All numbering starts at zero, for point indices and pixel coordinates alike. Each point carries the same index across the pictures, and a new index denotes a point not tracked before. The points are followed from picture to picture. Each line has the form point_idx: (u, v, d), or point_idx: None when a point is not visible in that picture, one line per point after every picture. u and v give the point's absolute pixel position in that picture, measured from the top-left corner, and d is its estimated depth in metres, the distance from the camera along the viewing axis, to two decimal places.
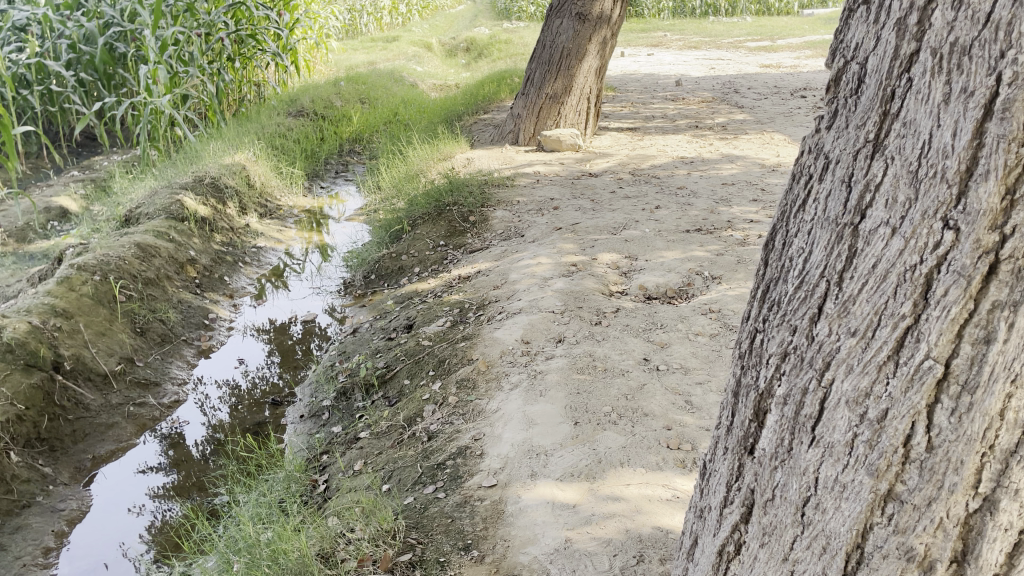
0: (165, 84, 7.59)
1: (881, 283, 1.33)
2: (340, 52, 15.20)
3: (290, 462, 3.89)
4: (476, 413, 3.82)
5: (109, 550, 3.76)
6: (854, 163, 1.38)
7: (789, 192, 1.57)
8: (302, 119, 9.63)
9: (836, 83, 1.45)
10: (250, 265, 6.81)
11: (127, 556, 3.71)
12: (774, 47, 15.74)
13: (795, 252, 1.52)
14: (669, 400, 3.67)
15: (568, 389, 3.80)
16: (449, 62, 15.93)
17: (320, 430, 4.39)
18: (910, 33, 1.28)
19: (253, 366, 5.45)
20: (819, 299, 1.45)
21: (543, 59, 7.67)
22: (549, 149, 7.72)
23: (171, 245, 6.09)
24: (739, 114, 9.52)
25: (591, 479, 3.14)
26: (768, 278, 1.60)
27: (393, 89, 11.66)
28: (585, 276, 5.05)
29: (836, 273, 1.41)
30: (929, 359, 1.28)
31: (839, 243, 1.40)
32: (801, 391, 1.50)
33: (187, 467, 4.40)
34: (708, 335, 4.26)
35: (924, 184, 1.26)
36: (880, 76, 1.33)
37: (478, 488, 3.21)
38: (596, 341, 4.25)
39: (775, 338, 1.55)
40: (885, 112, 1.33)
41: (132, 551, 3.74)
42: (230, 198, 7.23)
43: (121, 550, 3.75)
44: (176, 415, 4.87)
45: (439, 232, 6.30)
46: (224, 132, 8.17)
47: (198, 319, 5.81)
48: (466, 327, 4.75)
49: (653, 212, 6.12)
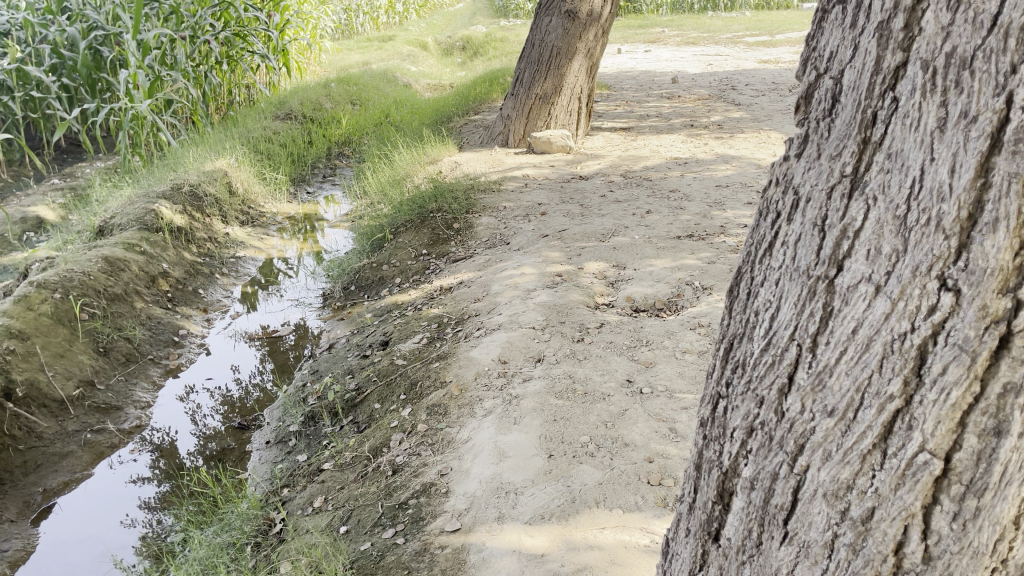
0: (147, 88, 7.18)
1: (863, 353, 1.06)
2: (334, 52, 14.88)
3: (246, 498, 3.64)
4: (445, 444, 3.55)
5: (104, 565, 3.65)
6: (828, 203, 1.10)
7: (755, 230, 1.30)
8: (290, 122, 9.22)
9: (807, 100, 1.17)
10: (227, 276, 6.47)
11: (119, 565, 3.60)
12: (773, 42, 15.44)
13: (761, 305, 1.24)
14: (652, 427, 3.40)
15: (545, 416, 3.54)
16: (444, 61, 15.59)
17: (284, 459, 4.12)
18: (895, 41, 1.01)
19: (244, 374, 5.23)
20: (788, 367, 1.18)
21: (532, 59, 7.38)
22: (539, 151, 7.43)
23: (142, 258, 5.78)
24: (736, 111, 9.24)
25: (563, 522, 2.88)
26: (731, 333, 1.33)
27: (385, 89, 11.36)
28: (571, 287, 4.78)
29: (809, 337, 1.14)
30: (923, 451, 1.02)
31: (812, 300, 1.13)
32: (770, 477, 1.23)
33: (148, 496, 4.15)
34: (697, 352, 3.98)
35: (915, 235, 0.99)
36: (859, 95, 1.06)
37: (440, 534, 2.95)
38: (577, 360, 3.98)
39: (740, 409, 1.28)
40: (866, 140, 1.05)
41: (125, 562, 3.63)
42: (210, 206, 6.92)
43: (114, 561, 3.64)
44: (167, 424, 4.73)
45: (422, 241, 6.01)
46: (207, 137, 7.84)
47: (167, 336, 5.48)
48: (443, 345, 4.46)
49: (644, 217, 5.84)
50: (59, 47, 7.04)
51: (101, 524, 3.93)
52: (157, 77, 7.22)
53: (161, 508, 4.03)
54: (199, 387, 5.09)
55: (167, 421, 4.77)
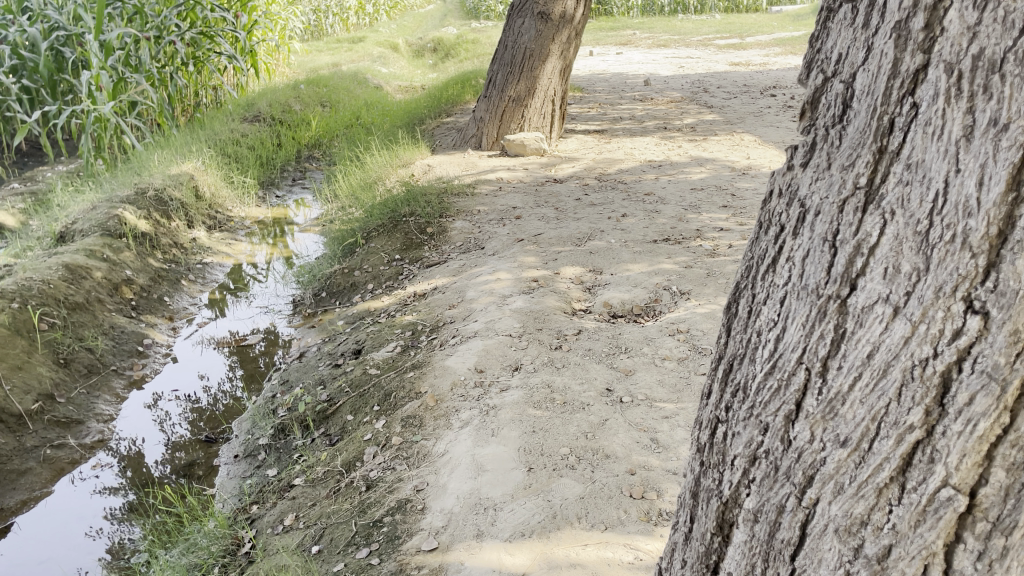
0: (110, 90, 6.93)
1: (879, 380, 0.98)
2: (303, 54, 14.64)
3: (213, 516, 3.50)
4: (421, 457, 3.44)
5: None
6: (840, 216, 1.02)
7: (755, 244, 1.22)
8: (259, 124, 9.00)
9: (813, 105, 1.09)
10: (194, 282, 6.27)
11: None
12: (742, 45, 15.53)
13: (764, 325, 1.16)
14: (633, 438, 3.32)
15: (523, 428, 3.44)
16: (415, 63, 15.42)
17: (254, 474, 3.97)
18: (914, 42, 0.93)
19: (213, 382, 5.07)
20: (796, 393, 1.09)
21: (505, 61, 7.29)
22: (513, 154, 7.34)
23: (104, 265, 5.57)
24: (709, 114, 9.23)
25: (544, 539, 2.79)
26: (731, 353, 1.25)
27: (356, 91, 11.19)
28: (547, 293, 4.70)
29: (818, 360, 1.05)
30: (947, 486, 0.94)
31: (822, 321, 1.04)
32: (776, 509, 1.14)
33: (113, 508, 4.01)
34: (676, 359, 3.91)
35: (938, 252, 0.91)
36: (874, 100, 0.97)
37: (417, 553, 2.84)
38: (555, 368, 3.89)
39: (742, 436, 1.20)
40: (882, 149, 0.97)
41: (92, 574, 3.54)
42: (176, 211, 6.70)
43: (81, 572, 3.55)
44: (133, 434, 4.58)
45: (394, 245, 5.88)
46: (173, 140, 7.60)
47: (131, 346, 5.26)
48: (417, 354, 4.35)
49: (620, 220, 5.77)
50: (19, 48, 6.75)
51: (63, 542, 3.77)
52: (121, 79, 6.96)
53: (129, 519, 3.91)
54: (166, 395, 4.93)
55: (134, 430, 4.61)
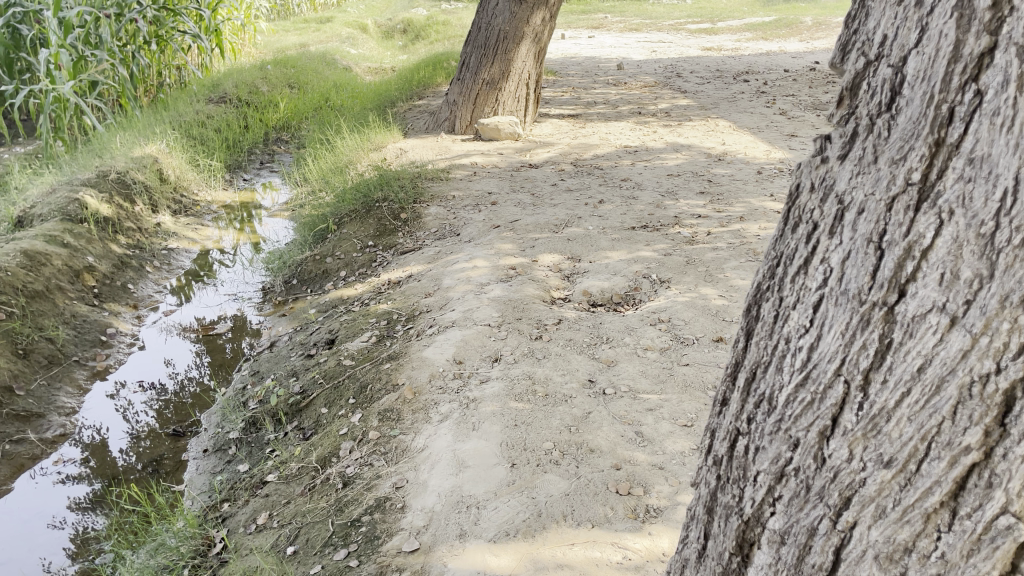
0: (69, 69, 6.61)
1: (932, 397, 0.89)
2: (269, 34, 14.27)
3: (182, 515, 3.35)
4: (399, 453, 3.32)
5: (31, 570, 3.42)
6: (888, 215, 0.93)
7: (781, 242, 1.13)
8: (224, 106, 8.73)
9: (852, 91, 1.00)
10: (159, 268, 6.04)
11: (48, 571, 3.40)
12: (714, 30, 15.49)
13: (795, 330, 1.07)
14: (618, 431, 3.23)
15: (505, 421, 3.34)
16: (385, 43, 15.12)
17: (224, 470, 3.83)
18: (980, 23, 0.83)
19: (180, 369, 4.90)
20: (833, 408, 1.00)
21: (479, 43, 7.12)
22: (487, 138, 7.20)
23: (65, 251, 5.34)
24: (683, 99, 9.15)
25: (529, 539, 2.70)
26: (753, 360, 1.16)
27: (325, 72, 10.93)
28: (525, 281, 4.59)
29: (859, 373, 0.97)
30: (1005, 514, 0.85)
31: (864, 330, 0.95)
32: (806, 532, 1.06)
33: (77, 501, 3.87)
34: (659, 350, 3.83)
35: (1006, 258, 0.82)
36: (929, 87, 0.88)
37: (398, 555, 2.74)
38: (536, 359, 3.79)
39: (768, 451, 1.11)
40: (939, 141, 0.87)
41: (54, 565, 3.43)
42: (139, 194, 6.45)
43: (43, 565, 3.43)
44: (98, 423, 4.42)
45: (367, 231, 5.72)
46: (135, 122, 7.32)
47: (94, 335, 5.04)
48: (393, 344, 4.22)
49: (597, 207, 5.68)
50: None
51: (24, 539, 3.61)
52: (81, 57, 6.64)
53: (95, 510, 3.78)
54: (131, 383, 4.76)
55: (98, 420, 4.44)
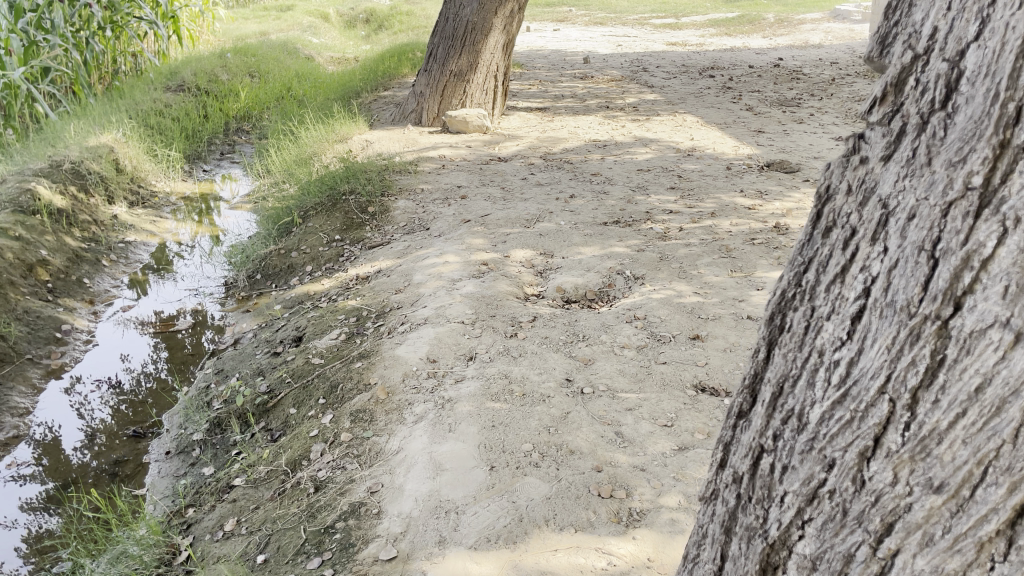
0: (19, 55, 6.30)
1: (990, 420, 0.83)
2: (227, 21, 13.86)
3: (145, 521, 3.19)
4: (373, 455, 3.21)
5: None
6: (943, 221, 0.86)
7: (810, 246, 1.06)
8: (183, 94, 8.45)
9: (897, 88, 0.93)
10: (116, 261, 5.82)
11: None
12: (678, 25, 15.51)
13: (831, 342, 1.00)
14: (597, 432, 3.16)
15: (482, 422, 3.25)
16: (348, 33, 14.83)
17: (188, 473, 3.68)
18: None
19: (138, 365, 4.73)
20: (875, 428, 0.93)
21: (447, 33, 6.99)
22: (455, 130, 7.07)
23: (16, 244, 5.11)
24: (650, 94, 9.12)
25: (511, 546, 2.62)
26: (779, 373, 1.09)
27: (286, 61, 10.68)
28: (498, 277, 4.49)
29: (907, 391, 0.90)
30: None
31: (913, 345, 0.89)
32: (841, 558, 0.99)
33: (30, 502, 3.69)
34: (636, 347, 3.77)
35: None
36: (995, 83, 0.81)
37: (375, 564, 2.63)
38: (512, 358, 3.70)
39: (800, 471, 1.04)
40: (1004, 142, 0.81)
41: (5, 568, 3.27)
42: (95, 185, 6.21)
43: None
44: (51, 421, 4.23)
45: (334, 225, 5.57)
46: (90, 110, 7.02)
47: (48, 332, 4.83)
48: (363, 342, 4.09)
49: (569, 202, 5.60)
50: None
51: None
52: (32, 42, 6.33)
53: (48, 511, 3.62)
54: (87, 378, 4.57)
55: (52, 418, 4.26)
